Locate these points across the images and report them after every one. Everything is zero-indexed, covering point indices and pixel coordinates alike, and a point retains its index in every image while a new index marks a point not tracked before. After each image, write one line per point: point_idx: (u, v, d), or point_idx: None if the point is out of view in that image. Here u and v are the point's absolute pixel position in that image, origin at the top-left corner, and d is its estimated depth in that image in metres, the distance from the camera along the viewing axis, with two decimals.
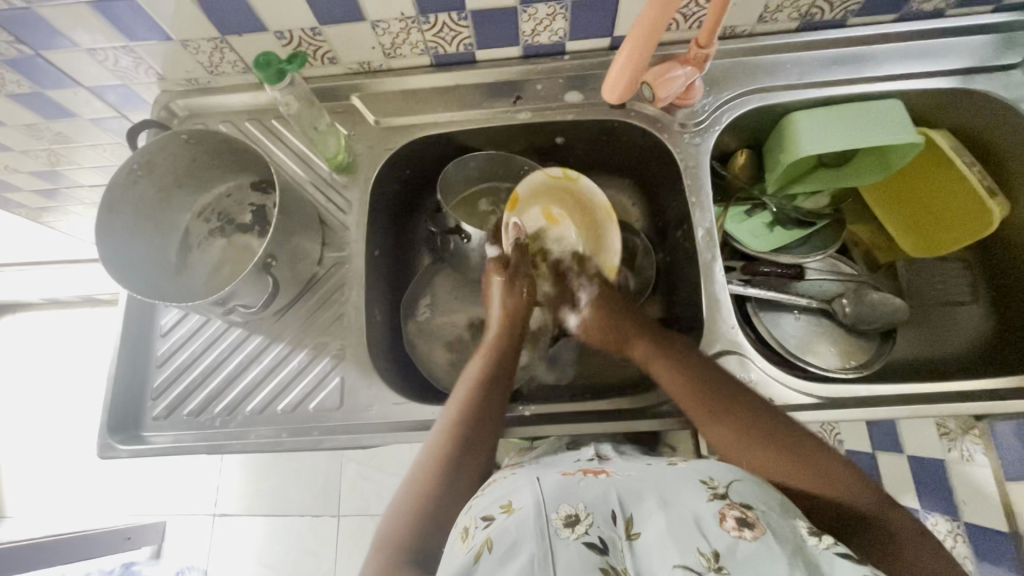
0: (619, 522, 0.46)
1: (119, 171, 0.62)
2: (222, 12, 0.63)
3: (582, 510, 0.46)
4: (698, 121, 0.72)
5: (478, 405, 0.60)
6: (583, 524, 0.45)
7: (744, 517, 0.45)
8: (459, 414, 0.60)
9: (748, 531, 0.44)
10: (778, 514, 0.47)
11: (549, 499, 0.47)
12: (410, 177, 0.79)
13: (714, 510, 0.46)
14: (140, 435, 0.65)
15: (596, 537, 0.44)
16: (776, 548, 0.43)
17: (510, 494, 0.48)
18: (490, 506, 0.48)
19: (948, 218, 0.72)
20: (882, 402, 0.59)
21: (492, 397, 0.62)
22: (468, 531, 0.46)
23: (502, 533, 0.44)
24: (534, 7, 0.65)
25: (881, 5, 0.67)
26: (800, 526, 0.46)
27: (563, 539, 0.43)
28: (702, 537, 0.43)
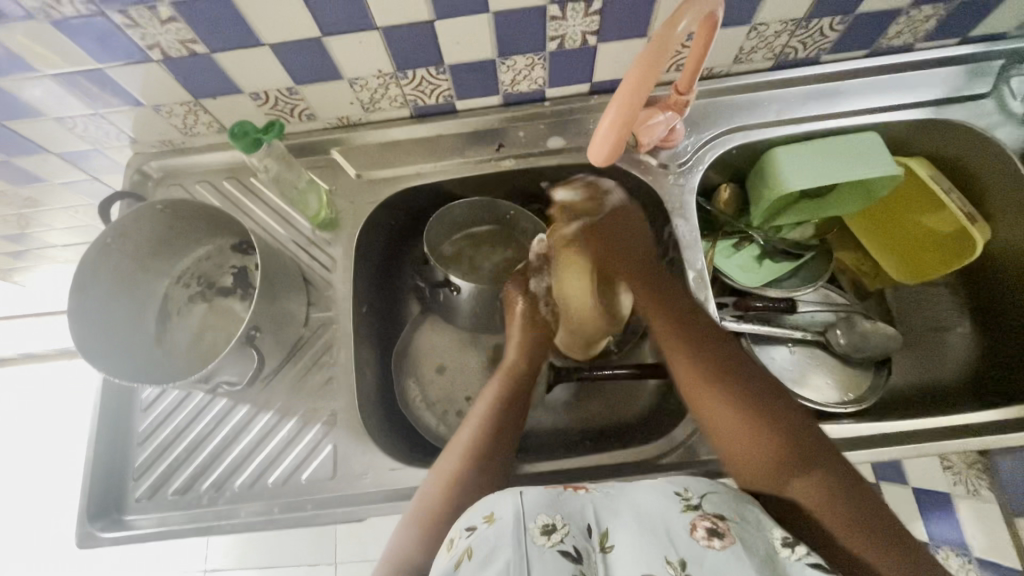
0: (594, 533, 0.44)
1: (93, 245, 0.60)
2: (195, 77, 0.62)
3: (559, 519, 0.44)
4: (681, 161, 0.72)
5: (497, 427, 0.61)
6: (559, 532, 0.43)
7: (715, 527, 0.44)
8: (476, 436, 0.59)
9: (718, 541, 0.43)
10: (752, 526, 0.46)
11: (528, 506, 0.44)
12: (394, 228, 0.78)
13: (685, 522, 0.44)
14: (123, 520, 0.62)
15: (571, 546, 0.42)
16: (748, 562, 0.42)
17: (490, 502, 0.46)
18: (471, 514, 0.45)
19: (932, 245, 0.73)
20: (883, 440, 0.59)
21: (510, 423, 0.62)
22: (452, 541, 0.45)
23: (480, 542, 0.43)
24: (512, 59, 0.65)
25: (852, 42, 0.68)
26: (773, 539, 0.45)
27: (538, 547, 0.42)
28: (671, 545, 0.42)
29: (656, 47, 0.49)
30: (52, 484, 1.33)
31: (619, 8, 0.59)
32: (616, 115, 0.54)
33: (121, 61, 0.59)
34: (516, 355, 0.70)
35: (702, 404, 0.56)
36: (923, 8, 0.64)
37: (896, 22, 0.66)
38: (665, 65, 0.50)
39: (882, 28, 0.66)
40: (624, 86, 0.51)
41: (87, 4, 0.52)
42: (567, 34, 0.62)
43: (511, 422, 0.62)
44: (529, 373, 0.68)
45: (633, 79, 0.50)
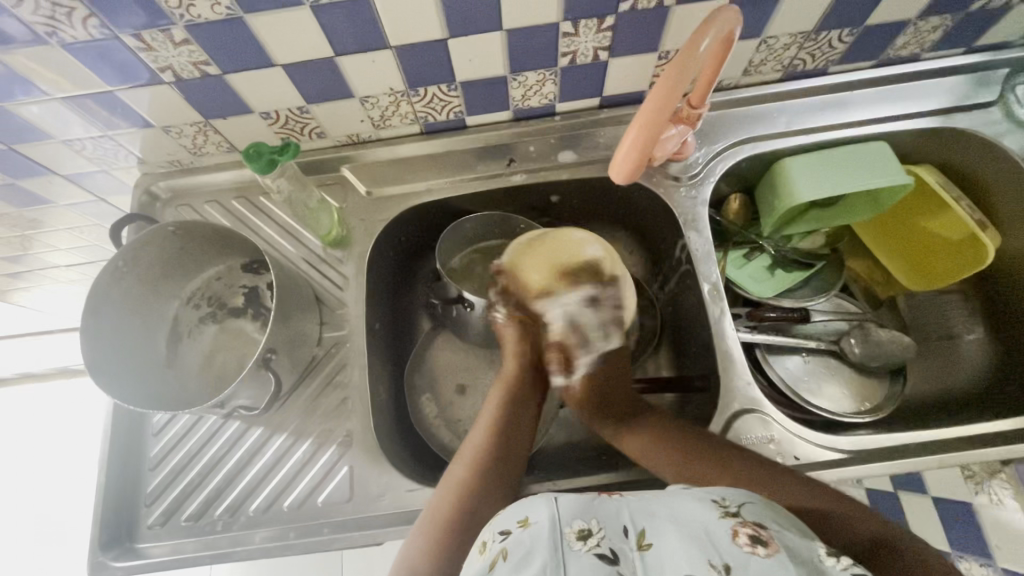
0: (631, 535, 0.44)
1: (105, 268, 0.59)
2: (206, 98, 0.62)
3: (595, 524, 0.44)
4: (692, 174, 0.72)
5: (504, 437, 0.61)
6: (595, 536, 0.43)
7: (757, 535, 0.42)
8: (484, 445, 0.60)
9: (762, 548, 0.41)
10: (794, 534, 0.44)
11: (563, 512, 0.45)
12: (405, 244, 0.78)
13: (725, 527, 0.43)
14: (136, 548, 0.60)
15: (607, 549, 0.42)
16: (794, 571, 0.40)
17: (526, 507, 0.46)
18: (507, 519, 0.46)
19: (943, 253, 0.73)
20: (905, 452, 0.59)
21: (515, 431, 0.62)
22: (485, 544, 0.45)
23: (516, 545, 0.43)
24: (524, 75, 0.65)
25: (859, 54, 0.69)
26: (818, 550, 0.43)
27: (574, 552, 0.42)
28: (713, 549, 0.41)
29: (676, 71, 0.49)
30: (54, 506, 1.31)
31: (631, 24, 0.59)
32: (638, 136, 0.54)
33: (132, 83, 0.58)
34: (514, 364, 0.68)
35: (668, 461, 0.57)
36: (930, 19, 0.64)
37: (904, 34, 0.66)
38: (690, 79, 0.50)
39: (889, 39, 0.67)
40: (648, 102, 0.51)
41: (100, 28, 0.52)
42: (579, 50, 0.62)
43: (516, 429, 0.62)
44: (531, 382, 0.67)
45: (654, 104, 0.51)
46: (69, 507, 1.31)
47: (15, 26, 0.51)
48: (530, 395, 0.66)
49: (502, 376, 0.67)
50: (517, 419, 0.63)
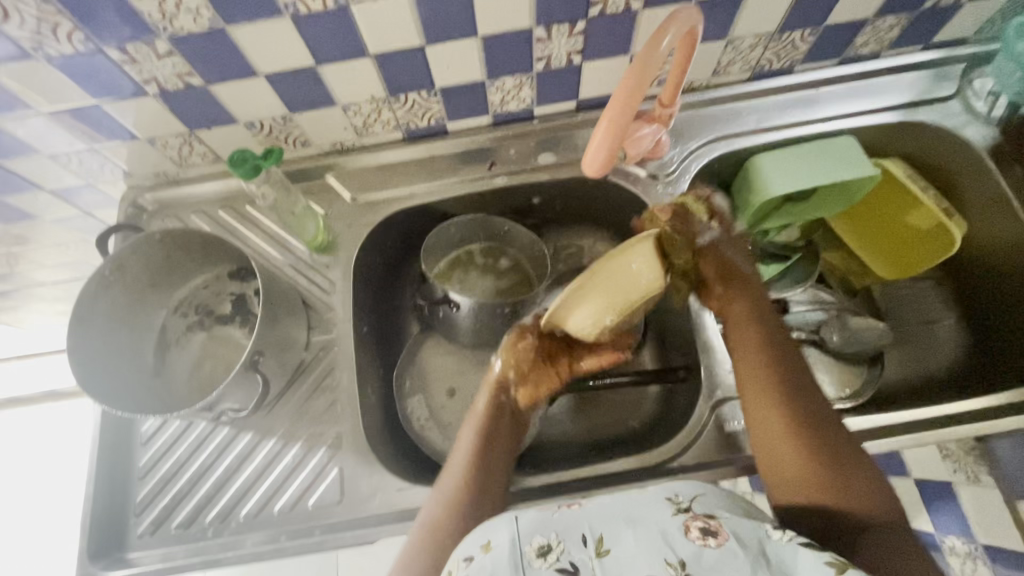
0: (589, 543, 0.44)
1: (91, 278, 0.60)
2: (190, 109, 0.63)
3: (554, 537, 0.45)
4: (669, 171, 0.75)
5: (478, 473, 0.59)
6: (555, 551, 0.44)
7: (708, 526, 0.45)
8: (459, 487, 0.57)
9: (713, 539, 0.44)
10: (744, 518, 0.47)
11: (523, 530, 0.46)
12: (391, 248, 0.79)
13: (678, 524, 0.45)
14: (125, 558, 0.60)
15: (567, 562, 0.43)
16: (743, 556, 0.43)
17: (487, 530, 0.48)
18: (471, 545, 0.47)
19: (913, 241, 0.76)
20: (883, 433, 0.60)
21: (492, 464, 0.60)
22: (451, 572, 0.46)
23: (479, 570, 0.44)
24: (501, 80, 0.67)
25: (822, 53, 0.72)
26: (765, 525, 0.46)
27: (535, 570, 0.43)
28: (669, 548, 0.43)
29: (626, 92, 0.52)
30: (43, 528, 1.29)
31: (601, 27, 0.61)
32: (600, 152, 0.57)
33: (117, 96, 0.60)
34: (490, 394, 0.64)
35: (746, 391, 0.57)
36: (887, 18, 0.67)
37: (864, 32, 0.69)
38: (654, 76, 0.52)
39: (850, 37, 0.70)
40: (617, 95, 0.52)
41: (85, 43, 0.54)
42: (553, 55, 0.64)
43: (494, 460, 0.60)
44: (508, 412, 0.64)
45: (609, 125, 0.54)
46: (61, 530, 1.29)
47: (1, 42, 0.52)
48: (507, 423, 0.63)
49: (475, 409, 0.64)
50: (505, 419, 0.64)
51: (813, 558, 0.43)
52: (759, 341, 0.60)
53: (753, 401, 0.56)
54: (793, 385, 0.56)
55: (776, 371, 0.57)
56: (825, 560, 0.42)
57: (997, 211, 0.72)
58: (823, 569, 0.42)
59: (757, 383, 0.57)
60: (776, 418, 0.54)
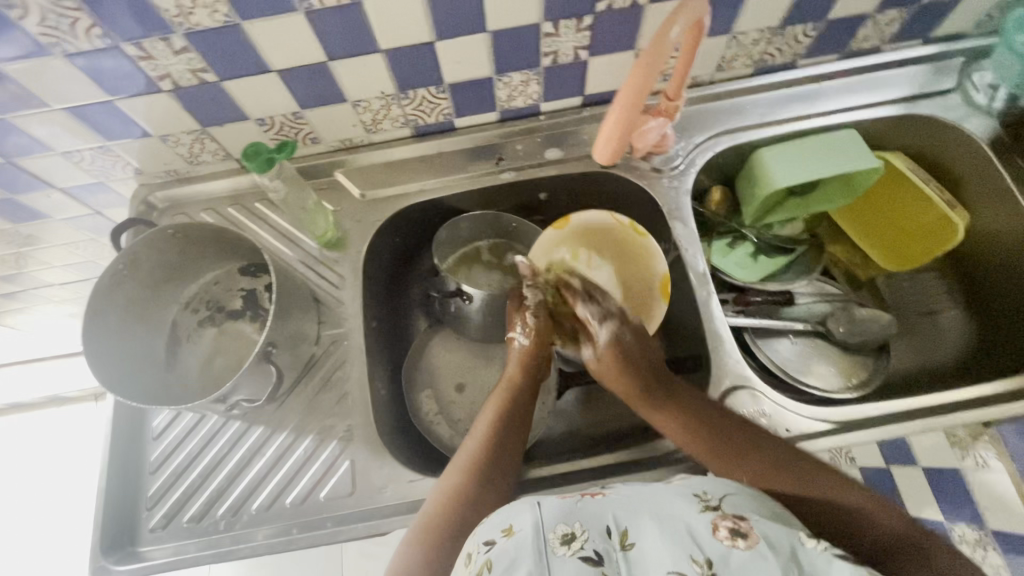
0: (614, 535, 0.45)
1: (106, 272, 0.60)
2: (203, 105, 0.64)
3: (578, 527, 0.45)
4: (674, 165, 0.75)
5: (496, 444, 0.61)
6: (579, 539, 0.44)
7: (736, 526, 0.45)
8: (475, 458, 0.59)
9: (741, 540, 0.44)
10: (773, 520, 0.47)
11: (547, 517, 0.46)
12: (400, 244, 0.80)
13: (705, 521, 0.45)
14: (137, 552, 0.60)
15: (591, 551, 0.44)
16: (771, 557, 0.43)
17: (508, 516, 0.48)
18: (491, 530, 0.47)
19: (918, 231, 0.76)
20: (891, 418, 0.61)
21: (510, 436, 0.62)
22: (471, 555, 0.46)
23: (501, 555, 0.44)
24: (509, 76, 0.68)
25: (824, 47, 0.73)
26: (798, 532, 0.46)
27: (559, 557, 0.43)
28: (695, 546, 0.43)
29: (636, 83, 0.53)
30: (46, 534, 1.28)
31: (608, 22, 0.62)
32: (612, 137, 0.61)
33: (132, 92, 0.61)
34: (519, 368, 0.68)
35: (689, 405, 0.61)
36: (888, 12, 0.68)
37: (865, 26, 0.70)
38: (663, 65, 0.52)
39: (851, 32, 0.71)
40: (628, 80, 0.53)
41: (103, 38, 0.54)
42: (560, 50, 0.65)
43: (513, 431, 0.63)
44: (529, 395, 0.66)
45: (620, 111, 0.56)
46: (66, 537, 1.28)
47: (20, 38, 0.53)
48: (529, 399, 0.66)
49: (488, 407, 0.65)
50: (520, 409, 0.65)
51: (845, 569, 0.42)
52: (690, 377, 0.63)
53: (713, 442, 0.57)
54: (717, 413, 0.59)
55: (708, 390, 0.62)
56: (859, 574, 0.42)
57: (998, 202, 0.73)
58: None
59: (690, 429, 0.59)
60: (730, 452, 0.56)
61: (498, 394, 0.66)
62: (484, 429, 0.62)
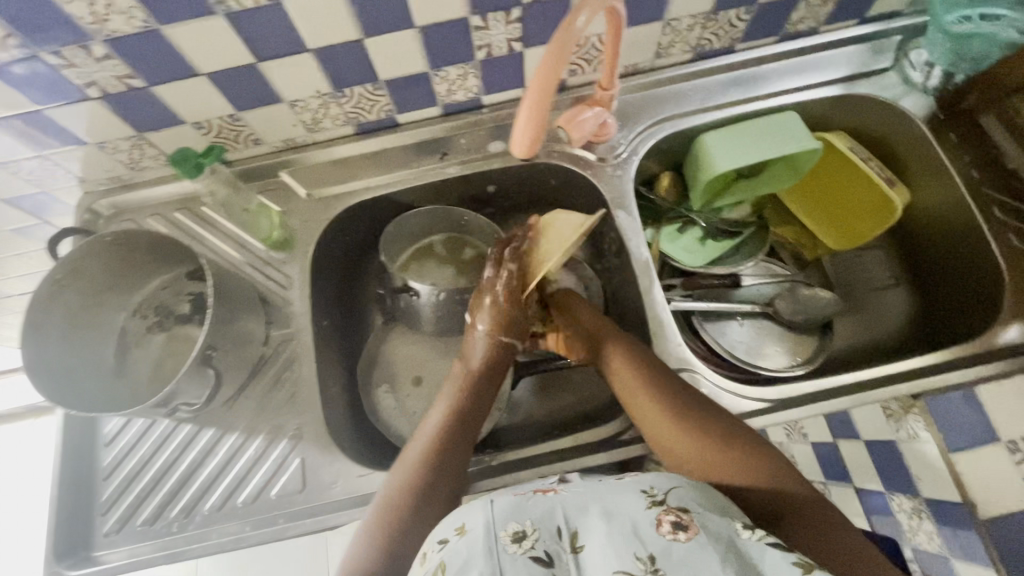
0: (564, 536, 0.45)
1: (42, 283, 0.60)
2: (135, 112, 0.64)
3: (529, 525, 0.45)
4: (617, 154, 0.76)
5: (445, 445, 0.61)
6: (530, 538, 0.44)
7: (680, 520, 0.45)
8: (424, 454, 0.60)
9: (683, 533, 0.44)
10: (716, 513, 0.47)
11: (498, 516, 0.46)
12: (351, 242, 0.80)
13: (650, 517, 0.45)
14: (92, 556, 0.61)
15: (542, 551, 0.44)
16: (713, 550, 0.43)
17: (461, 515, 0.48)
18: (446, 528, 0.47)
19: (858, 210, 0.78)
20: (827, 395, 0.62)
21: (467, 425, 0.63)
22: (426, 555, 0.46)
23: (453, 556, 0.44)
24: (445, 70, 0.68)
25: (761, 30, 0.74)
26: (736, 523, 0.47)
27: (510, 555, 0.43)
28: (638, 542, 0.43)
29: (551, 59, 0.52)
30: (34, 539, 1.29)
31: (536, 14, 0.63)
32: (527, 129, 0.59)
33: (59, 101, 0.60)
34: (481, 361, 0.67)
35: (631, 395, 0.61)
36: None
37: (797, 9, 0.71)
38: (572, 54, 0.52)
39: (785, 15, 0.71)
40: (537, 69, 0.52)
41: (19, 48, 0.54)
42: (492, 43, 0.65)
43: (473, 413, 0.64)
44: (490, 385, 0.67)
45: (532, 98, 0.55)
46: None
47: None
48: (488, 397, 0.66)
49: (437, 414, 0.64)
50: (469, 409, 0.65)
51: (782, 557, 0.43)
52: (629, 367, 0.63)
53: (650, 417, 0.59)
54: (693, 415, 0.57)
55: (648, 379, 0.61)
56: (793, 561, 0.43)
57: (933, 179, 0.74)
58: (790, 568, 0.42)
59: (659, 420, 0.58)
60: (697, 455, 0.54)
61: (453, 387, 0.66)
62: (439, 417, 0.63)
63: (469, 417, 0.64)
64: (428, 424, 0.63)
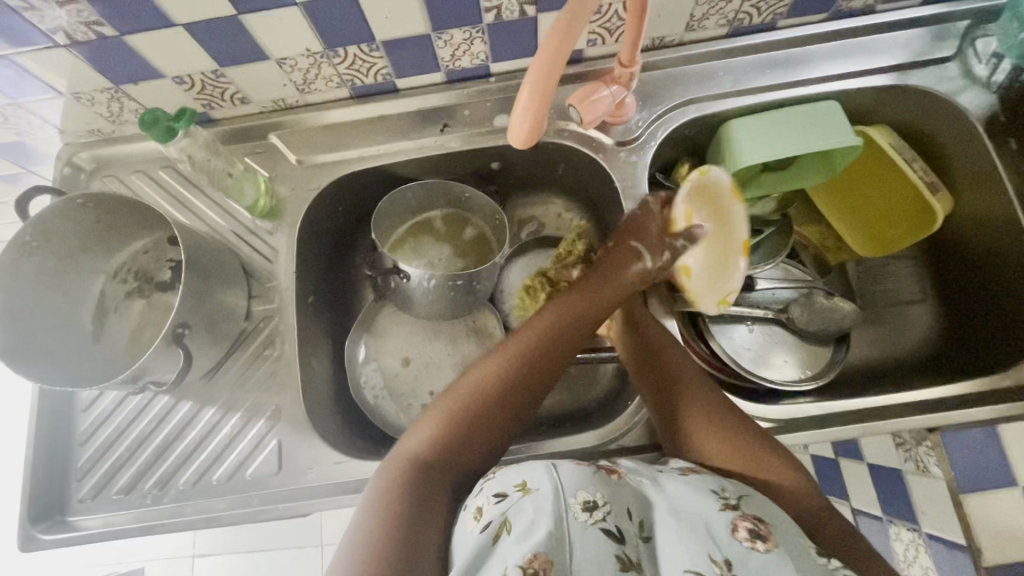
0: (635, 520, 0.44)
1: (10, 244, 0.57)
2: (110, 61, 0.59)
3: (601, 498, 0.44)
4: (634, 138, 0.69)
5: (535, 360, 0.55)
6: (601, 510, 0.43)
7: (756, 528, 0.42)
8: (515, 362, 0.54)
9: (761, 543, 0.41)
10: (794, 530, 0.44)
11: (568, 484, 0.44)
12: (344, 213, 0.76)
13: (723, 520, 0.43)
14: (66, 521, 0.61)
15: (613, 526, 0.42)
16: (791, 566, 0.40)
17: (524, 474, 0.46)
18: (508, 483, 0.46)
19: (894, 215, 0.71)
20: (837, 420, 0.58)
21: (557, 350, 0.56)
22: (480, 509, 0.44)
23: (519, 513, 0.42)
24: (449, 33, 0.61)
25: (808, 6, 0.65)
26: (811, 548, 0.43)
27: (579, 525, 0.41)
28: (713, 544, 0.41)
29: (551, 49, 0.45)
30: None
31: None
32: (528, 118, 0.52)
33: (25, 46, 0.55)
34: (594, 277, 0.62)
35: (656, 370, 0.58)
36: None
37: None
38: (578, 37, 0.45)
39: None
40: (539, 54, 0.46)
41: None
42: (502, 5, 0.58)
43: (564, 344, 0.57)
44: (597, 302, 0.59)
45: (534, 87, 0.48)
46: None
47: None
48: (592, 320, 0.59)
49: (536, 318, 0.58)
50: (573, 325, 0.58)
51: None
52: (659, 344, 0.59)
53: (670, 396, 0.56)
54: (713, 405, 0.54)
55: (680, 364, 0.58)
56: None
57: (982, 188, 0.67)
58: None
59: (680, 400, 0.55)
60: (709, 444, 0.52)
61: (573, 293, 0.60)
62: (522, 352, 0.55)
63: (565, 336, 0.57)
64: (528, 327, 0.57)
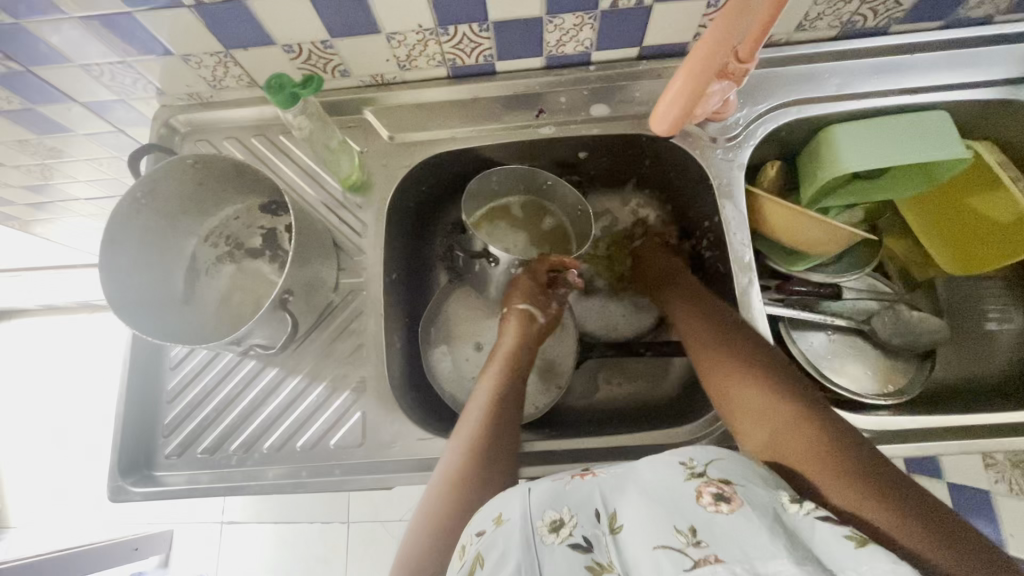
0: (603, 518, 0.42)
1: (122, 200, 0.58)
2: (226, 25, 0.59)
3: (567, 511, 0.41)
4: (731, 135, 0.68)
5: (496, 428, 0.57)
6: (568, 525, 0.41)
7: (721, 492, 0.41)
8: (477, 425, 0.57)
9: (726, 505, 0.40)
10: (759, 484, 0.42)
11: (535, 503, 0.42)
12: (427, 193, 0.76)
13: (689, 492, 0.41)
14: (153, 476, 0.62)
15: (580, 537, 0.40)
16: (759, 523, 0.38)
17: (498, 505, 0.44)
18: (484, 520, 0.44)
19: (990, 233, 0.69)
20: (931, 435, 0.57)
21: (507, 413, 0.60)
22: (463, 549, 0.43)
23: (489, 546, 0.40)
24: (561, 17, 0.61)
25: (926, 12, 0.64)
26: (781, 496, 0.42)
27: (549, 545, 0.39)
28: (678, 515, 0.39)
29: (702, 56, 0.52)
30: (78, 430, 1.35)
31: None
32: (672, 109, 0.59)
33: (148, 5, 0.56)
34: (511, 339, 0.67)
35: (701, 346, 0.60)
36: None
37: None
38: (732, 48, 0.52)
39: None
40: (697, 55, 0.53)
41: None
42: None
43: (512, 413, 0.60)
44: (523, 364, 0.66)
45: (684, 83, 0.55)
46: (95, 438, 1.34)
47: None
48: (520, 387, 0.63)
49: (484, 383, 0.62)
50: (513, 388, 0.62)
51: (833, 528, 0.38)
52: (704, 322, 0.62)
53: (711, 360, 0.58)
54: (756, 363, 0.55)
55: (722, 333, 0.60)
56: (844, 533, 0.38)
57: None
58: (840, 541, 0.37)
59: (720, 365, 0.57)
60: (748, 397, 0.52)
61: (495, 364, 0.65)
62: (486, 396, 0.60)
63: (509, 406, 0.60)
64: (476, 395, 0.61)
